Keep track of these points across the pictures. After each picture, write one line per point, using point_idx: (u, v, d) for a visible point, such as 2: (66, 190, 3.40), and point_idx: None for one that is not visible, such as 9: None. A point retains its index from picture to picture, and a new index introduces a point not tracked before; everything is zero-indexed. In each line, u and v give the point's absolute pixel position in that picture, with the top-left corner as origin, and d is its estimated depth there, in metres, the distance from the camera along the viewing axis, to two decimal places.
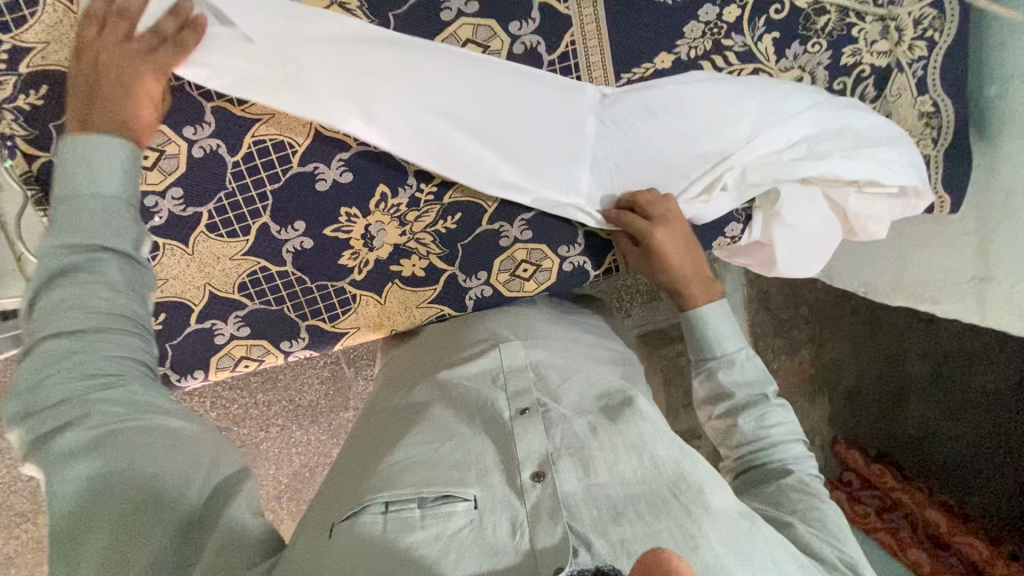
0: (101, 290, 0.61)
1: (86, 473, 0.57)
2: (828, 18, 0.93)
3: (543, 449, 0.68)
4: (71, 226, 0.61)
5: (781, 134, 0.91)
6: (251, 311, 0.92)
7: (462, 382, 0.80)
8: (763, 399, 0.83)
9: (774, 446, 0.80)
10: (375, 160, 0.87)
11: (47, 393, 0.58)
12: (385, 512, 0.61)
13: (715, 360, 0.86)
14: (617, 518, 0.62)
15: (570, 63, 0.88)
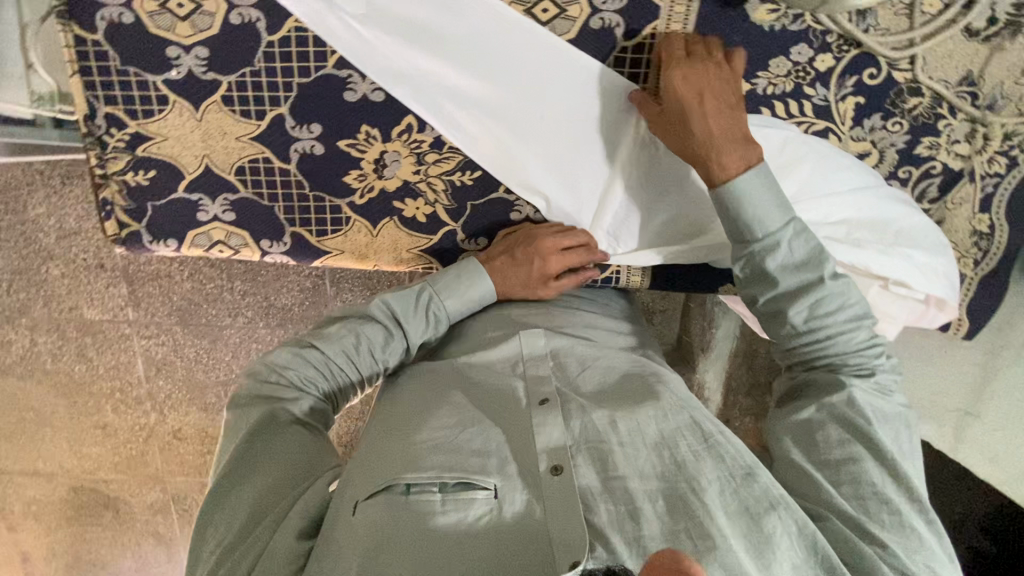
0: (374, 352, 0.81)
1: (251, 437, 0.71)
2: (918, 101, 0.87)
3: (561, 441, 0.67)
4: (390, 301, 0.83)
5: (823, 208, 0.85)
6: (241, 198, 0.88)
7: (484, 368, 0.79)
8: (819, 281, 0.73)
9: (825, 325, 0.74)
10: (416, 97, 0.83)
11: (296, 371, 0.77)
12: (407, 492, 0.62)
13: (760, 243, 0.74)
14: (634, 513, 0.61)
15: (642, 56, 0.83)
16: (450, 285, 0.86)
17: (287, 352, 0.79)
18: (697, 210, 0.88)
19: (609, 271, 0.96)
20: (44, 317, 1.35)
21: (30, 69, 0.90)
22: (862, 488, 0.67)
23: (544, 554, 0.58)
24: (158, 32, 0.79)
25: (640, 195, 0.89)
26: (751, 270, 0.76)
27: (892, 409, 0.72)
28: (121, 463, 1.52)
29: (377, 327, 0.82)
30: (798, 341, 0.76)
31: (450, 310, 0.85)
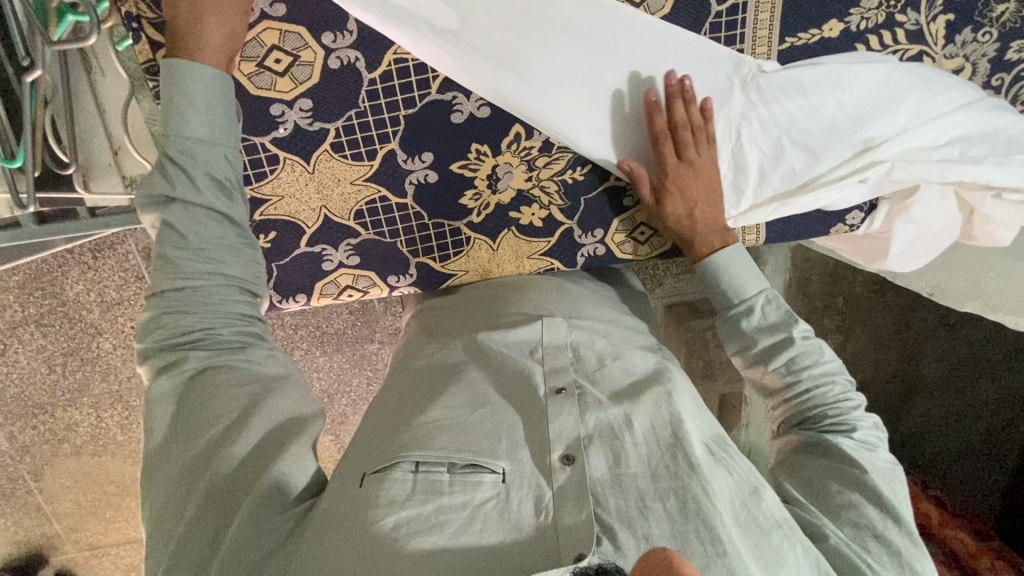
0: (183, 248, 0.62)
1: (175, 390, 0.63)
2: (1005, 7, 0.87)
3: (576, 431, 0.65)
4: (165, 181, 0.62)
5: (932, 132, 0.86)
6: (363, 241, 0.88)
7: (500, 347, 0.77)
8: (788, 340, 0.78)
9: (803, 378, 0.76)
10: (525, 103, 0.82)
11: (166, 325, 0.63)
12: (414, 472, 0.61)
13: (735, 307, 0.82)
14: (642, 507, 0.60)
15: (738, 17, 0.82)
16: (170, 106, 0.62)
17: (150, 305, 0.64)
18: (811, 157, 0.88)
19: None
20: (106, 391, 1.33)
21: (117, 153, 0.88)
22: (862, 531, 0.65)
23: (545, 545, 0.57)
24: (259, 92, 0.77)
25: (752, 154, 0.88)
26: (731, 332, 0.82)
27: (883, 462, 0.71)
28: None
29: (173, 207, 0.62)
30: (780, 394, 0.79)
31: (204, 137, 0.63)
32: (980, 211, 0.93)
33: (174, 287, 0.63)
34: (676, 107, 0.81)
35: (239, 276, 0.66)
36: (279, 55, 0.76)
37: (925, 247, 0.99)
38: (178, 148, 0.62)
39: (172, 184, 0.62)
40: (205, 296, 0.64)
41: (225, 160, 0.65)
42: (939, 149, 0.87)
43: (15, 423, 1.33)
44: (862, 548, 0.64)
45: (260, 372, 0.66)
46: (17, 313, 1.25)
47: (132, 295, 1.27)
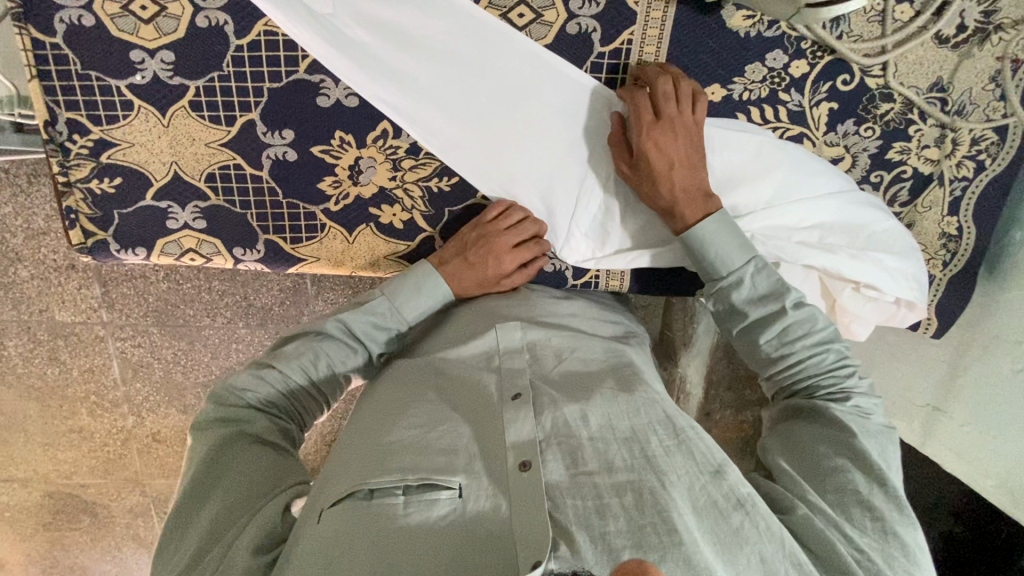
0: (335, 366, 0.81)
1: (217, 464, 0.69)
2: (890, 107, 0.89)
3: (531, 436, 0.65)
4: (365, 318, 0.82)
5: (796, 212, 0.86)
6: (212, 206, 0.86)
7: (458, 363, 0.78)
8: (782, 314, 0.76)
9: (796, 351, 0.77)
10: (397, 104, 0.82)
11: (243, 401, 0.75)
12: (369, 498, 0.61)
13: (724, 280, 0.79)
14: (603, 506, 0.59)
15: (619, 61, 0.83)
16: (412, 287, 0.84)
17: (249, 375, 0.77)
18: None
19: (590, 275, 0.96)
20: (15, 318, 1.30)
21: None
22: (844, 496, 0.67)
23: (506, 557, 0.55)
24: (121, 35, 0.76)
25: (619, 198, 0.89)
26: (722, 308, 0.80)
27: (875, 426, 0.73)
28: (98, 467, 1.50)
29: (323, 335, 0.81)
30: (775, 362, 0.78)
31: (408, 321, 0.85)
32: (838, 300, 0.92)
33: (271, 370, 0.77)
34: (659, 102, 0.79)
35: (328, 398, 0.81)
36: (144, 3, 0.75)
37: None
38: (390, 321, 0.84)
39: (343, 335, 0.82)
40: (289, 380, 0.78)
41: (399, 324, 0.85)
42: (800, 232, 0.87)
43: None
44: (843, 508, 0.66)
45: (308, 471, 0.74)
46: None
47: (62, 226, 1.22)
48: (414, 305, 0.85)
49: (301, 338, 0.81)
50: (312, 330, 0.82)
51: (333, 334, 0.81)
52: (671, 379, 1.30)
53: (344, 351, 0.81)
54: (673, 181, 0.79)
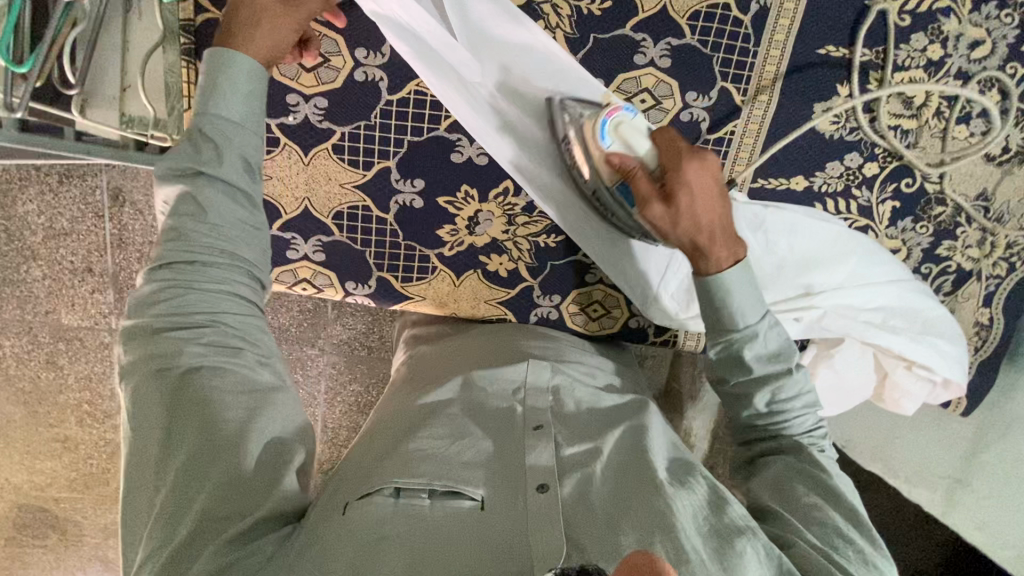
0: (209, 230, 0.70)
1: (158, 393, 0.67)
2: (942, 210, 1.00)
3: (548, 465, 0.70)
4: (184, 153, 0.70)
5: (864, 295, 0.96)
6: (334, 241, 0.90)
7: (487, 385, 0.83)
8: (786, 374, 0.75)
9: (786, 412, 0.76)
10: (523, 164, 0.88)
11: (149, 321, 0.69)
12: (395, 498, 0.66)
13: (738, 333, 0.74)
14: (608, 526, 0.64)
15: (721, 147, 0.92)
16: (212, 87, 0.70)
17: (149, 286, 0.70)
18: (758, 287, 0.97)
19: (669, 334, 1.03)
20: (25, 321, 1.33)
21: (126, 91, 0.90)
22: (831, 535, 0.67)
23: (521, 560, 0.60)
24: (282, 79, 0.82)
25: None
26: (725, 354, 0.76)
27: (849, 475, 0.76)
28: (77, 480, 1.45)
29: (200, 180, 0.70)
30: (760, 416, 0.77)
31: (237, 118, 0.71)
32: (892, 376, 1.02)
33: (165, 271, 0.70)
34: (694, 164, 0.73)
35: (247, 260, 0.73)
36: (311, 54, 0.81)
37: (840, 398, 1.08)
38: (211, 125, 0.71)
39: (206, 170, 0.70)
40: (194, 283, 0.69)
41: (246, 133, 0.72)
42: (869, 313, 0.97)
43: None
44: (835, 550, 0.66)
45: (256, 382, 0.70)
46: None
47: (86, 228, 1.27)
48: (220, 105, 0.70)
49: (168, 231, 0.71)
50: (199, 199, 0.70)
51: (214, 198, 0.70)
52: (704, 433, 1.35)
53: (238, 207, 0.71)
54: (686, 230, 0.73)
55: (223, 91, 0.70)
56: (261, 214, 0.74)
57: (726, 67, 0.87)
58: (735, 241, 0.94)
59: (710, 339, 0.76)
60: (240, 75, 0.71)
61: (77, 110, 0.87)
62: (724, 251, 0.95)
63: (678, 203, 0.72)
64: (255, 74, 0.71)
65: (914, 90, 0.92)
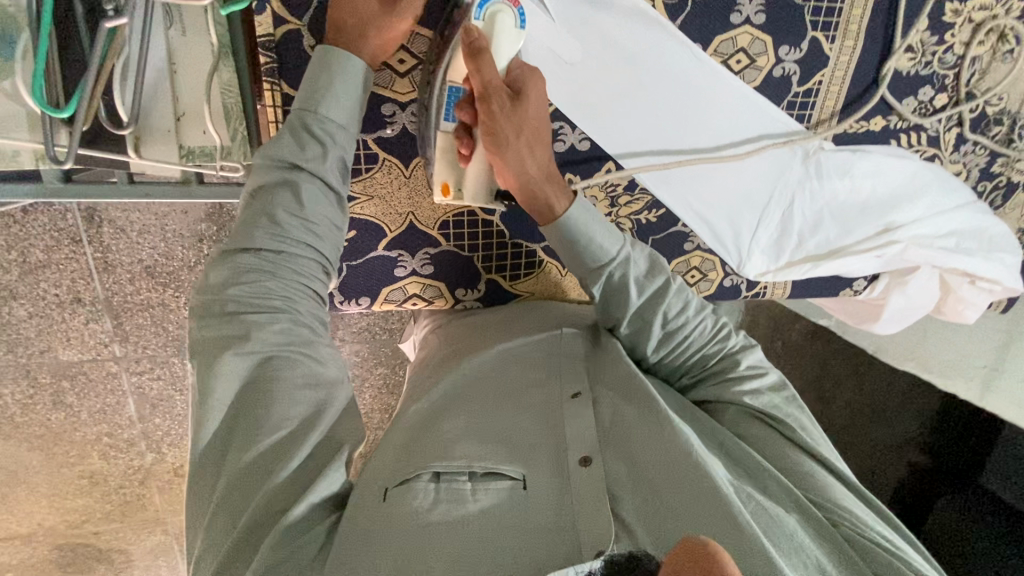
0: (299, 213, 0.62)
1: (224, 393, 0.55)
2: (998, 129, 1.04)
3: (592, 433, 0.60)
4: (285, 143, 0.62)
5: (938, 223, 1.02)
6: (442, 251, 0.88)
7: (516, 357, 0.73)
8: (666, 287, 0.70)
9: (682, 329, 0.71)
10: (625, 141, 0.88)
11: (224, 299, 0.58)
12: (435, 482, 0.55)
13: (613, 262, 0.69)
14: (659, 508, 0.54)
15: (810, 99, 0.93)
16: (318, 84, 0.63)
17: (224, 267, 0.59)
18: (842, 230, 1.02)
19: (760, 285, 1.07)
20: (13, 364, 1.06)
21: (180, 119, 0.80)
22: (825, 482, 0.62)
23: (569, 548, 0.50)
24: (375, 89, 0.74)
25: (797, 219, 1.00)
26: (607, 290, 0.70)
27: (773, 396, 0.69)
28: (115, 510, 1.25)
29: (301, 174, 0.62)
30: (664, 348, 0.72)
31: (345, 124, 0.65)
32: (958, 292, 1.10)
33: (246, 250, 0.60)
34: (535, 82, 0.66)
35: (326, 255, 0.65)
36: (403, 56, 0.73)
37: (905, 318, 1.16)
38: (317, 126, 0.63)
39: (304, 153, 0.62)
40: (282, 259, 0.61)
41: (342, 130, 0.64)
42: (941, 241, 1.03)
43: None
44: (832, 495, 0.61)
45: (319, 374, 0.59)
46: None
47: (62, 258, 1.00)
48: (326, 99, 0.63)
49: (249, 214, 0.61)
50: (298, 181, 0.62)
51: (309, 176, 0.63)
52: None
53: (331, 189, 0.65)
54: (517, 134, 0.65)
55: (326, 82, 0.63)
56: (346, 219, 0.68)
57: (816, 16, 0.87)
58: (808, 186, 0.98)
59: (585, 278, 0.70)
60: (347, 74, 0.64)
61: (133, 151, 0.78)
62: (800, 202, 0.99)
63: (525, 104, 0.65)
64: (357, 74, 0.64)
65: (983, 16, 0.93)
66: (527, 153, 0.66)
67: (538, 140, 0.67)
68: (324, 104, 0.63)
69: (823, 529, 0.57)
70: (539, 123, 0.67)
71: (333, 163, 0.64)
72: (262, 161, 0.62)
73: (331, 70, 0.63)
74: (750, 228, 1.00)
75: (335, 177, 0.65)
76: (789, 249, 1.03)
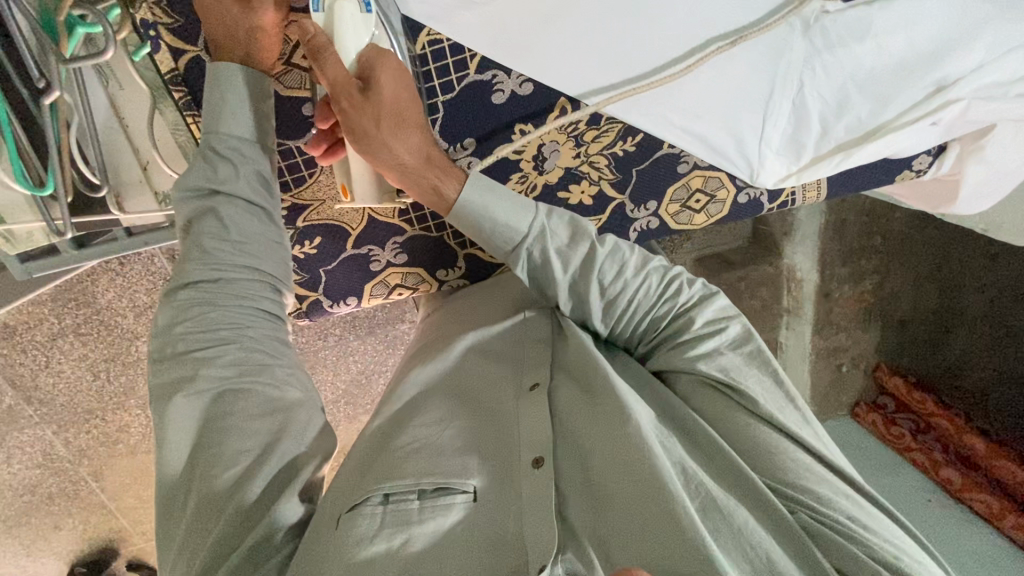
0: (227, 237, 0.63)
1: (183, 430, 0.59)
2: None
3: (545, 433, 0.61)
4: (197, 171, 0.62)
5: (1004, 66, 0.81)
6: (411, 236, 0.86)
7: (483, 358, 0.72)
8: (592, 251, 0.66)
9: (623, 294, 0.67)
10: (573, 71, 0.77)
11: (174, 338, 0.61)
12: (384, 504, 0.56)
13: (528, 238, 0.65)
14: (603, 511, 0.55)
15: None
16: (214, 102, 0.62)
17: (168, 306, 0.62)
18: (879, 103, 0.83)
19: (785, 195, 0.92)
20: (153, 392, 1.21)
21: (148, 167, 0.85)
22: (792, 460, 0.58)
23: (514, 558, 0.53)
24: (289, 92, 0.73)
25: (814, 107, 0.83)
26: (532, 267, 0.67)
27: (732, 357, 0.64)
28: None
29: (219, 198, 0.63)
30: (610, 314, 0.68)
31: (253, 138, 0.64)
32: None
33: (186, 285, 0.62)
34: (384, 64, 0.61)
35: (271, 272, 0.66)
36: (308, 51, 0.70)
37: (997, 189, 0.94)
38: (222, 145, 0.63)
39: (218, 176, 0.63)
40: (226, 282, 0.63)
41: (252, 147, 0.64)
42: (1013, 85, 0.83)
43: (66, 429, 1.20)
44: (795, 475, 0.57)
45: (280, 398, 0.63)
46: (52, 324, 1.11)
47: None
48: (227, 118, 0.63)
49: (183, 246, 0.63)
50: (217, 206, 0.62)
51: (232, 196, 0.63)
52: (782, 271, 1.32)
53: (257, 204, 0.65)
54: (380, 129, 0.61)
55: (222, 99, 0.62)
56: (282, 228, 0.68)
57: None
58: (817, 66, 0.80)
59: (506, 258, 0.67)
60: (241, 88, 0.63)
61: (117, 209, 0.84)
62: (812, 86, 0.82)
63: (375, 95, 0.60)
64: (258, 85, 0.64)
65: None
66: (397, 146, 0.63)
67: (408, 125, 0.63)
68: (227, 122, 0.63)
69: (783, 517, 0.54)
70: (404, 106, 0.63)
71: (250, 178, 0.64)
72: (180, 194, 0.63)
73: (224, 86, 0.62)
74: (756, 130, 0.84)
75: (257, 194, 0.65)
76: (813, 142, 0.86)
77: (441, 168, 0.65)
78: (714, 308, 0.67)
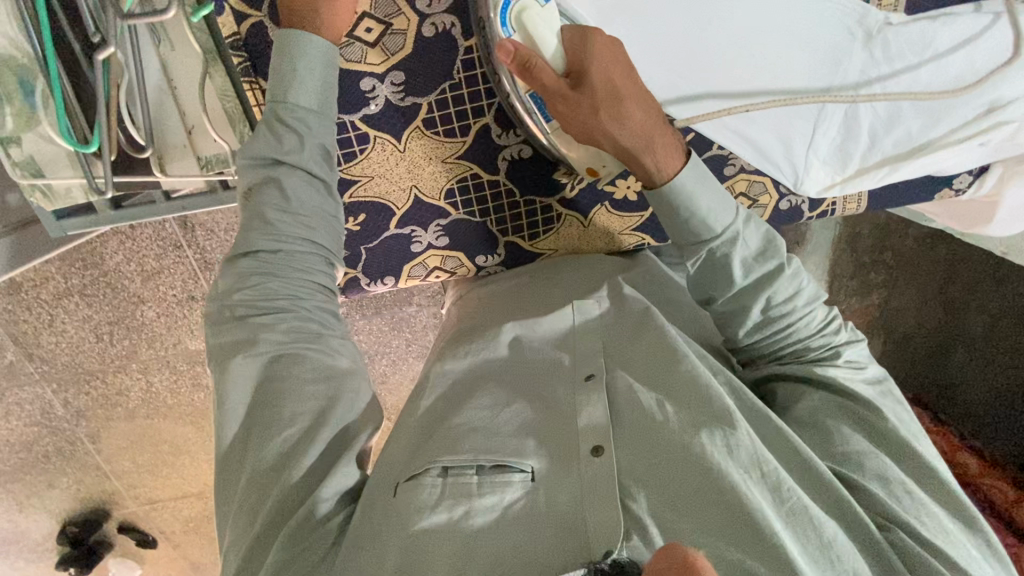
0: (288, 208, 0.62)
1: (240, 396, 0.60)
2: None
3: (605, 420, 0.61)
4: (262, 140, 0.62)
5: None
6: (453, 220, 0.85)
7: (536, 343, 0.73)
8: (779, 271, 0.66)
9: (787, 315, 0.67)
10: (635, 62, 0.76)
11: (235, 303, 0.62)
12: (442, 477, 0.58)
13: (718, 238, 0.65)
14: (677, 502, 0.55)
15: None
16: (283, 72, 0.62)
17: (230, 273, 0.62)
18: (930, 120, 0.83)
19: (825, 205, 0.92)
20: (154, 357, 1.20)
21: (192, 132, 0.83)
22: (886, 479, 0.60)
23: (576, 538, 0.53)
24: (350, 66, 0.72)
25: (867, 117, 0.83)
26: (705, 267, 0.66)
27: (868, 387, 0.67)
28: None
29: (282, 168, 0.63)
30: (757, 329, 0.69)
31: (317, 109, 0.64)
32: None
33: (247, 254, 0.62)
34: (594, 50, 0.64)
35: (327, 246, 0.66)
36: (370, 25, 0.70)
37: None
38: (289, 115, 0.62)
39: (283, 147, 0.62)
40: (285, 253, 0.63)
41: (318, 120, 0.64)
42: None
43: (66, 388, 1.20)
44: (866, 481, 0.60)
45: (333, 366, 0.63)
46: (58, 283, 1.09)
47: (173, 264, 1.11)
48: (294, 89, 0.62)
49: (244, 216, 0.63)
50: (279, 177, 0.62)
51: (295, 168, 0.63)
52: None
53: (319, 177, 0.64)
54: (599, 110, 0.63)
55: (291, 69, 0.62)
56: (339, 202, 0.67)
57: None
58: (879, 75, 0.80)
59: (684, 250, 0.67)
60: (312, 60, 0.62)
61: (160, 170, 0.82)
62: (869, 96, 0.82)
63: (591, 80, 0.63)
64: (326, 59, 0.63)
65: None
66: (615, 125, 0.63)
67: (631, 104, 0.64)
68: (294, 94, 0.62)
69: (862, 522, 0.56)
70: (620, 88, 0.64)
71: (313, 150, 0.64)
72: (246, 161, 0.63)
73: (294, 57, 0.61)
74: (807, 138, 0.84)
75: (318, 167, 0.64)
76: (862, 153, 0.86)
77: (658, 147, 0.64)
78: (857, 346, 0.69)
